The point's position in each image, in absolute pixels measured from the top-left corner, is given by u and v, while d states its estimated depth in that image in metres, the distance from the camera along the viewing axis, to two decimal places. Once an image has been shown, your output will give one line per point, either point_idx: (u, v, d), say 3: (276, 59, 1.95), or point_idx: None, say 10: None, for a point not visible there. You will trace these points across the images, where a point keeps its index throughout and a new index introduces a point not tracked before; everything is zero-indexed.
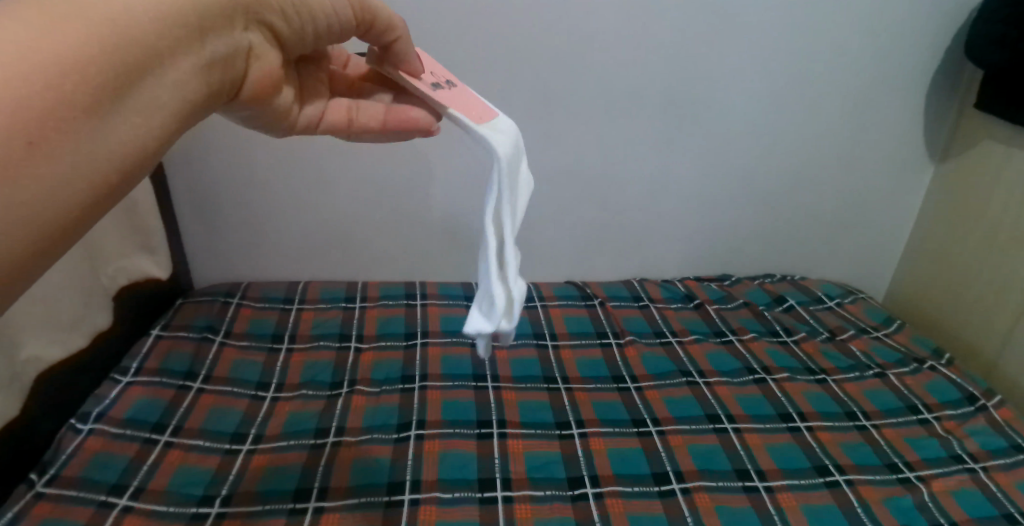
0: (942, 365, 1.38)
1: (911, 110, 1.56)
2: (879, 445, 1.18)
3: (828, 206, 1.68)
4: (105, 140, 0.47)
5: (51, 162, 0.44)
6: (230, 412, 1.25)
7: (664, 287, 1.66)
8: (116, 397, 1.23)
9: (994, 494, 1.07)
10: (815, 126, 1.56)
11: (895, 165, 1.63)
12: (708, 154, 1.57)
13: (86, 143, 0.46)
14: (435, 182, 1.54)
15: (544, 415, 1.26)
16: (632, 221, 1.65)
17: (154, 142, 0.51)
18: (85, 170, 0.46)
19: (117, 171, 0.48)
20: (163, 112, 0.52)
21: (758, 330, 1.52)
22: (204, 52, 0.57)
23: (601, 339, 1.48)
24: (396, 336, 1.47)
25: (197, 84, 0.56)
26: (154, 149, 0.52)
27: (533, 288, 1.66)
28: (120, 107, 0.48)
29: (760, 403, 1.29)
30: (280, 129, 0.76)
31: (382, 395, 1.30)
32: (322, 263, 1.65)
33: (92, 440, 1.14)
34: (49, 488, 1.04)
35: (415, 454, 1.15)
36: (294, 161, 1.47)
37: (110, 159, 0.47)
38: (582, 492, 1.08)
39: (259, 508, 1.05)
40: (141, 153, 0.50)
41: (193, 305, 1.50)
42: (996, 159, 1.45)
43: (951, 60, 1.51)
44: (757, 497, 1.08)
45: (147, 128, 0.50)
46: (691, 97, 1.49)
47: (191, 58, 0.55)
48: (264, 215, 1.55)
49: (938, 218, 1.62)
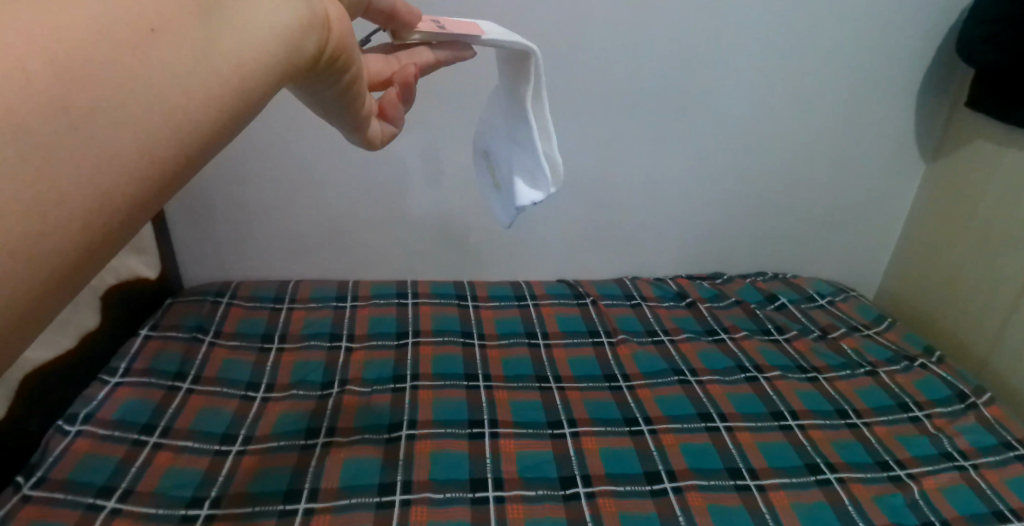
0: (933, 363, 1.38)
1: (903, 109, 1.56)
2: (871, 443, 1.19)
3: (821, 204, 1.69)
4: (225, 44, 0.37)
5: (161, 60, 0.34)
6: (219, 413, 1.24)
7: (657, 286, 1.66)
8: (104, 398, 1.22)
9: (984, 492, 1.07)
10: (808, 125, 1.56)
11: (887, 163, 1.63)
12: (700, 152, 1.57)
13: (202, 43, 0.36)
14: (427, 181, 1.54)
15: (536, 414, 1.25)
16: (625, 219, 1.65)
17: (281, 59, 0.40)
18: (204, 76, 0.35)
19: (241, 88, 0.37)
20: (286, 23, 0.40)
21: (750, 328, 1.52)
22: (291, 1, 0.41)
23: (593, 338, 1.48)
24: (387, 335, 1.46)
25: (287, 40, 0.40)
26: (281, 69, 0.40)
27: (525, 286, 1.66)
28: (236, 11, 0.38)
29: (752, 401, 1.29)
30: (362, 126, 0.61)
31: (374, 395, 1.29)
32: (314, 262, 1.64)
33: (80, 442, 1.13)
34: (36, 490, 1.03)
35: (407, 455, 1.14)
36: (286, 160, 1.46)
37: (232, 67, 0.37)
38: (574, 491, 1.08)
39: (248, 510, 1.04)
40: (269, 69, 0.39)
41: (182, 305, 1.49)
42: (987, 158, 1.45)
43: (942, 59, 1.51)
44: (749, 496, 1.08)
45: (270, 38, 0.39)
46: (684, 96, 1.49)
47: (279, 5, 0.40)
48: (255, 214, 1.54)
49: (930, 216, 1.63)
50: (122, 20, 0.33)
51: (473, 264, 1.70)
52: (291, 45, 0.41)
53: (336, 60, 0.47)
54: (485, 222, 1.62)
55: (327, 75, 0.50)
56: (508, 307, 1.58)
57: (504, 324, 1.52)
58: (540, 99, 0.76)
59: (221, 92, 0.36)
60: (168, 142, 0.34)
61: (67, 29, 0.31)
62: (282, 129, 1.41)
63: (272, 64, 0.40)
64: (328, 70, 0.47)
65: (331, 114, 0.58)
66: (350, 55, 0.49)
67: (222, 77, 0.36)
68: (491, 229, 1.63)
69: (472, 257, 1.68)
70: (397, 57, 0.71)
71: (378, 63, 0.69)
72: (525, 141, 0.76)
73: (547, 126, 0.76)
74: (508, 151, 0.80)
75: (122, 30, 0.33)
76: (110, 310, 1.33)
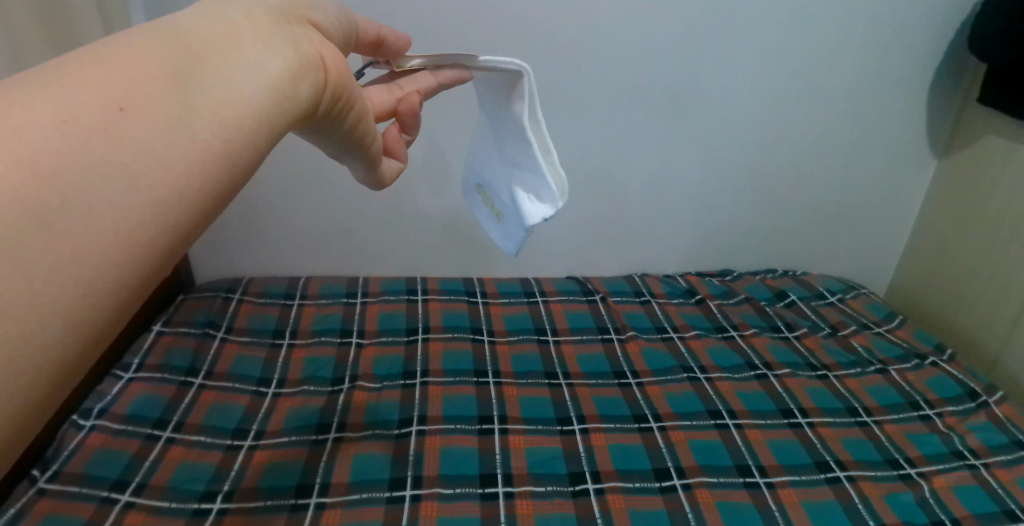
0: (943, 361, 1.38)
1: (913, 105, 1.55)
2: (881, 442, 1.18)
3: (831, 201, 1.68)
4: (203, 112, 0.40)
5: (136, 133, 0.37)
6: (231, 408, 1.25)
7: (666, 283, 1.66)
8: (117, 394, 1.23)
9: (995, 491, 1.07)
10: (817, 121, 1.56)
11: (897, 159, 1.62)
12: (709, 149, 1.57)
13: (175, 112, 0.39)
14: (436, 173, 1.54)
15: (545, 410, 1.26)
16: (633, 216, 1.65)
17: (268, 111, 0.44)
18: (186, 139, 0.39)
19: (227, 149, 0.41)
20: (266, 86, 0.44)
21: (760, 326, 1.52)
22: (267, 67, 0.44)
23: (602, 335, 1.48)
24: (397, 331, 1.47)
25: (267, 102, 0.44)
26: (268, 125, 0.44)
27: (534, 282, 1.66)
28: (210, 86, 0.41)
29: (761, 399, 1.29)
30: (371, 164, 0.65)
31: (384, 390, 1.30)
32: (324, 258, 1.65)
33: (93, 437, 1.14)
34: (51, 484, 1.04)
35: (417, 450, 1.15)
36: (296, 156, 1.47)
37: (212, 129, 0.40)
38: (583, 488, 1.09)
39: (260, 504, 1.05)
40: (256, 121, 0.43)
41: (194, 301, 1.50)
42: (998, 155, 1.44)
43: (953, 55, 1.50)
44: (758, 493, 1.08)
45: (251, 92, 0.43)
46: (693, 92, 1.48)
47: (251, 71, 0.44)
48: (265, 212, 1.55)
49: (941, 212, 1.62)
50: (99, 102, 0.37)
51: (482, 260, 1.70)
52: (277, 97, 0.44)
53: (336, 100, 0.52)
54: None
55: (327, 117, 0.53)
56: (519, 304, 1.58)
57: (513, 320, 1.53)
58: (537, 117, 0.75)
59: (206, 156, 0.39)
60: (158, 191, 0.37)
61: (51, 119, 0.35)
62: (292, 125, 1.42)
63: (258, 118, 0.43)
64: (331, 111, 0.53)
65: (344, 153, 0.62)
66: (351, 92, 0.54)
67: (203, 137, 0.40)
68: None
69: (481, 253, 1.68)
70: (399, 84, 0.70)
71: (383, 92, 0.68)
72: (530, 161, 0.75)
73: (546, 143, 0.75)
74: (515, 174, 0.80)
75: (95, 111, 0.36)
76: None
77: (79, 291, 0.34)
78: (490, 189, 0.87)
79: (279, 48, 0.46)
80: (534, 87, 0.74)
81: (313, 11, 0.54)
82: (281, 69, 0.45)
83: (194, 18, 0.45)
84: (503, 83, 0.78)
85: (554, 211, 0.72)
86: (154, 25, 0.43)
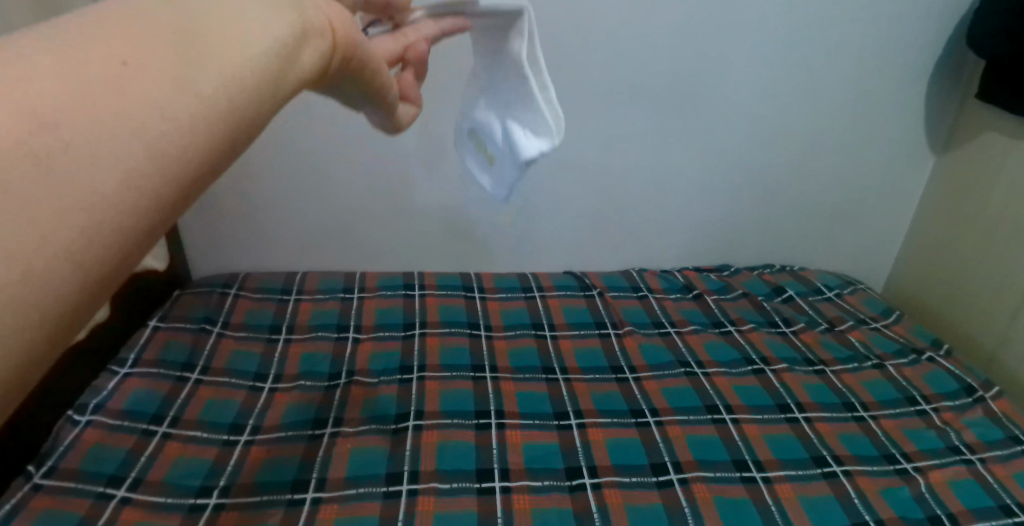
0: (940, 356, 1.38)
1: (913, 100, 1.55)
2: (878, 436, 1.19)
3: (829, 196, 1.67)
4: (207, 67, 0.34)
5: (141, 90, 0.31)
6: (227, 403, 1.25)
7: (664, 278, 1.66)
8: (114, 389, 1.23)
9: (991, 485, 1.07)
10: (816, 116, 1.55)
11: (896, 154, 1.62)
12: (707, 143, 1.56)
13: (178, 69, 0.33)
14: (433, 167, 1.53)
15: (542, 405, 1.26)
16: (630, 211, 1.65)
17: (277, 72, 0.37)
18: (190, 98, 0.32)
19: (234, 110, 0.34)
20: (275, 40, 0.37)
21: (757, 321, 1.52)
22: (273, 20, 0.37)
23: (600, 330, 1.48)
24: (395, 326, 1.46)
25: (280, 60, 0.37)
26: (277, 91, 0.37)
27: (531, 277, 1.66)
28: (215, 42, 0.35)
29: (758, 394, 1.29)
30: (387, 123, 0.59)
31: (380, 385, 1.30)
32: (320, 254, 1.64)
33: (90, 432, 1.13)
34: (47, 480, 1.04)
35: (414, 446, 1.15)
36: (294, 151, 1.47)
37: (218, 85, 0.34)
38: (580, 482, 1.09)
39: (256, 499, 1.05)
40: (265, 84, 0.36)
41: (190, 296, 1.49)
42: (997, 151, 1.44)
43: (952, 51, 1.50)
44: (755, 488, 1.08)
45: (259, 46, 0.36)
46: (691, 86, 1.48)
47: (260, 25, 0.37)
48: (261, 207, 1.54)
49: (939, 208, 1.62)
50: (96, 54, 0.31)
51: (479, 255, 1.69)
52: (284, 51, 0.37)
53: (348, 62, 0.45)
54: (492, 212, 1.61)
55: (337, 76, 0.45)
56: (516, 299, 1.58)
57: (511, 315, 1.53)
58: (536, 58, 0.76)
59: (213, 110, 0.33)
60: (166, 151, 0.31)
61: None
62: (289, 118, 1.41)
63: (264, 78, 0.36)
64: (344, 74, 0.45)
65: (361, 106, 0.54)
66: (363, 53, 0.46)
67: (207, 94, 0.33)
68: (498, 221, 1.63)
69: (479, 248, 1.68)
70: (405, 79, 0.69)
71: None
72: (525, 96, 0.74)
73: (544, 80, 0.75)
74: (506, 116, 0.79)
75: (95, 68, 0.30)
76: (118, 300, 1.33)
77: (50, 278, 0.27)
78: (482, 135, 0.86)
79: (282, 0, 0.39)
80: (533, 27, 0.75)
81: None
82: (291, 26, 0.38)
83: None
84: (502, 27, 0.78)
85: (550, 144, 0.70)
86: None
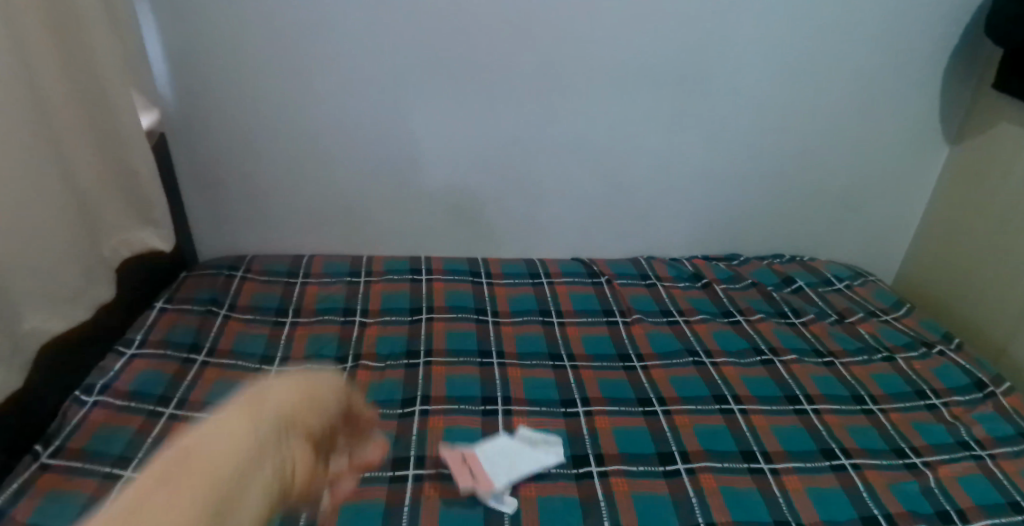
0: (951, 350, 1.38)
1: (927, 89, 1.53)
2: (886, 430, 1.19)
3: (842, 186, 1.66)
4: (162, 509, 0.61)
5: (151, 513, 0.60)
6: (234, 386, 1.24)
7: (672, 266, 1.65)
8: (121, 370, 1.22)
9: (1000, 482, 1.07)
10: (829, 103, 1.53)
11: (908, 145, 1.60)
12: (718, 130, 1.55)
13: (138, 515, 0.60)
14: (440, 150, 1.52)
15: (550, 392, 1.26)
16: (640, 197, 1.63)
17: (205, 493, 0.64)
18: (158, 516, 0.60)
19: (191, 502, 0.63)
20: (220, 472, 0.67)
21: (767, 311, 1.51)
22: (192, 482, 0.65)
23: (607, 317, 1.48)
24: (401, 310, 1.46)
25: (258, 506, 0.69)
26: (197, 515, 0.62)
27: (539, 264, 1.65)
28: (199, 465, 0.67)
29: (766, 384, 1.29)
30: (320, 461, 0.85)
31: (387, 370, 1.29)
32: (327, 237, 1.63)
33: (96, 413, 1.13)
34: (54, 459, 1.04)
35: (420, 431, 1.15)
36: (300, 136, 1.49)
37: (200, 491, 0.64)
38: (587, 470, 1.09)
39: None
40: (213, 482, 0.66)
41: (197, 278, 1.48)
42: (1010, 142, 1.43)
43: (968, 39, 1.48)
44: (763, 479, 1.08)
45: (220, 486, 0.66)
46: (701, 71, 1.47)
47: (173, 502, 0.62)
48: (267, 187, 1.54)
49: (951, 200, 1.60)
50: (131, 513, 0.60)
51: (487, 242, 1.68)
52: (210, 488, 0.65)
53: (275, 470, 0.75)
54: (500, 196, 1.60)
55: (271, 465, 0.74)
56: (523, 284, 1.57)
57: (518, 300, 1.52)
58: None
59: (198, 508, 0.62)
60: (215, 480, 0.66)
61: None
62: (295, 103, 1.45)
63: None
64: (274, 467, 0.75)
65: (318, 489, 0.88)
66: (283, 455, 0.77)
67: (174, 510, 0.61)
68: (506, 206, 1.62)
69: (486, 234, 1.66)
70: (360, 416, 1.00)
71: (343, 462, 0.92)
72: None
73: None
74: None
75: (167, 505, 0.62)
76: (124, 280, 1.32)
77: None
78: None
79: (224, 443, 0.71)
80: None
81: (257, 401, 0.81)
82: (228, 466, 0.68)
83: (172, 451, 0.69)
84: None
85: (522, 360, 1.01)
86: (166, 459, 0.67)
